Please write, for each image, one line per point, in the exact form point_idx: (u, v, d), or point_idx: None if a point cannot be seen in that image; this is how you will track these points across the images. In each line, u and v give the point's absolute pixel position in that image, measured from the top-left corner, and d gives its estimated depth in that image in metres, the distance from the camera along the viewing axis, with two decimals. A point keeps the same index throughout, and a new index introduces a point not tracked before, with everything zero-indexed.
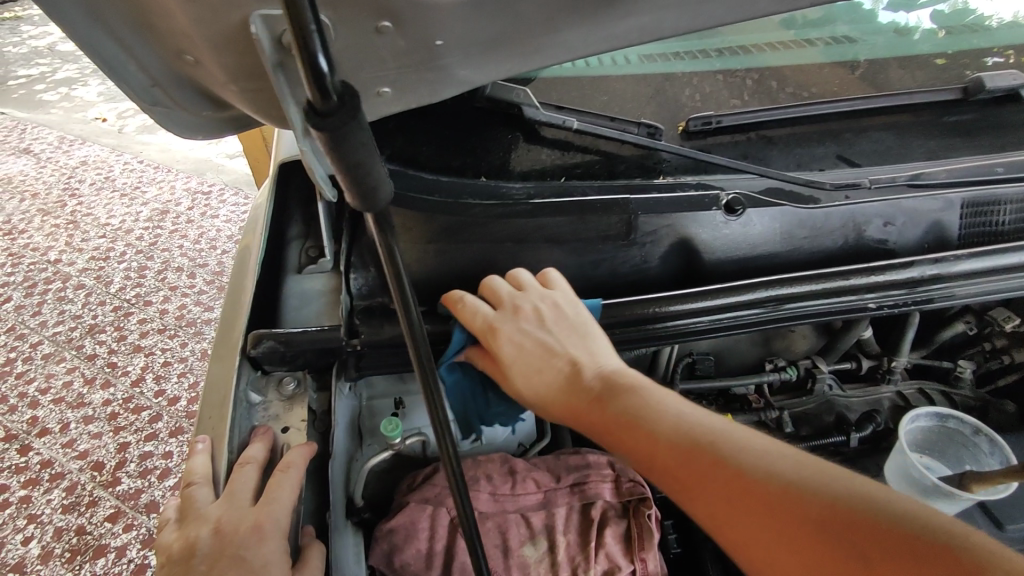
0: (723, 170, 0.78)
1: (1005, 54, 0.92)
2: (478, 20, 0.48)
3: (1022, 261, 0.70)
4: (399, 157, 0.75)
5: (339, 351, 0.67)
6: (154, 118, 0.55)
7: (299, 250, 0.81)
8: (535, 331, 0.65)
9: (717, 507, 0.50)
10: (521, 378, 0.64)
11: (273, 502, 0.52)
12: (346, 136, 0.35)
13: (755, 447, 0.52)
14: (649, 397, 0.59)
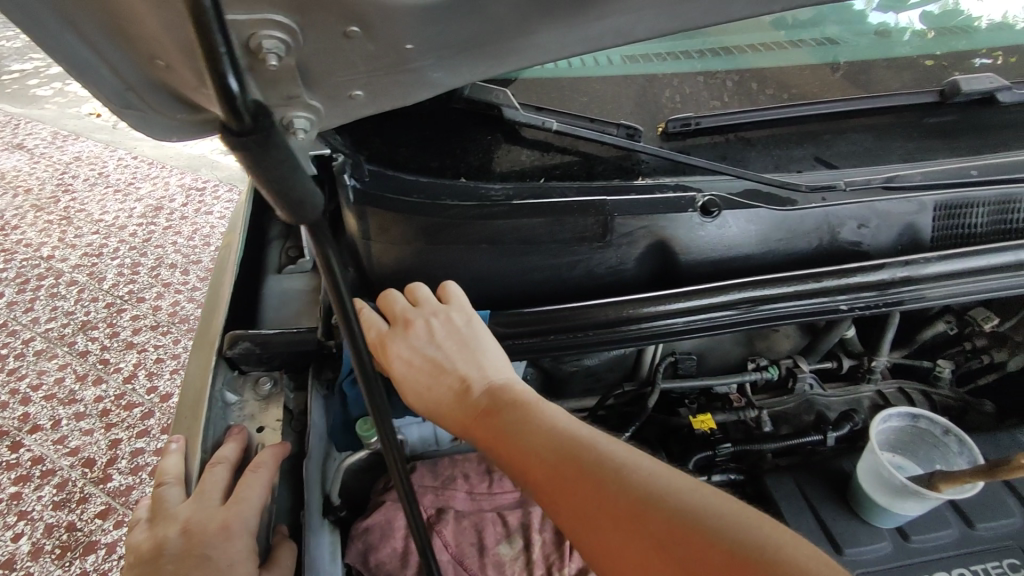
0: (702, 172, 0.77)
1: (991, 56, 0.93)
2: (450, 24, 0.47)
3: (991, 263, 0.71)
4: (377, 158, 0.76)
5: (315, 352, 0.67)
6: (124, 120, 0.54)
7: (280, 250, 0.84)
8: (425, 345, 0.66)
9: (580, 525, 0.50)
10: (411, 394, 0.65)
11: (243, 501, 0.53)
12: (263, 150, 0.39)
13: (614, 458, 0.51)
14: (532, 409, 0.59)
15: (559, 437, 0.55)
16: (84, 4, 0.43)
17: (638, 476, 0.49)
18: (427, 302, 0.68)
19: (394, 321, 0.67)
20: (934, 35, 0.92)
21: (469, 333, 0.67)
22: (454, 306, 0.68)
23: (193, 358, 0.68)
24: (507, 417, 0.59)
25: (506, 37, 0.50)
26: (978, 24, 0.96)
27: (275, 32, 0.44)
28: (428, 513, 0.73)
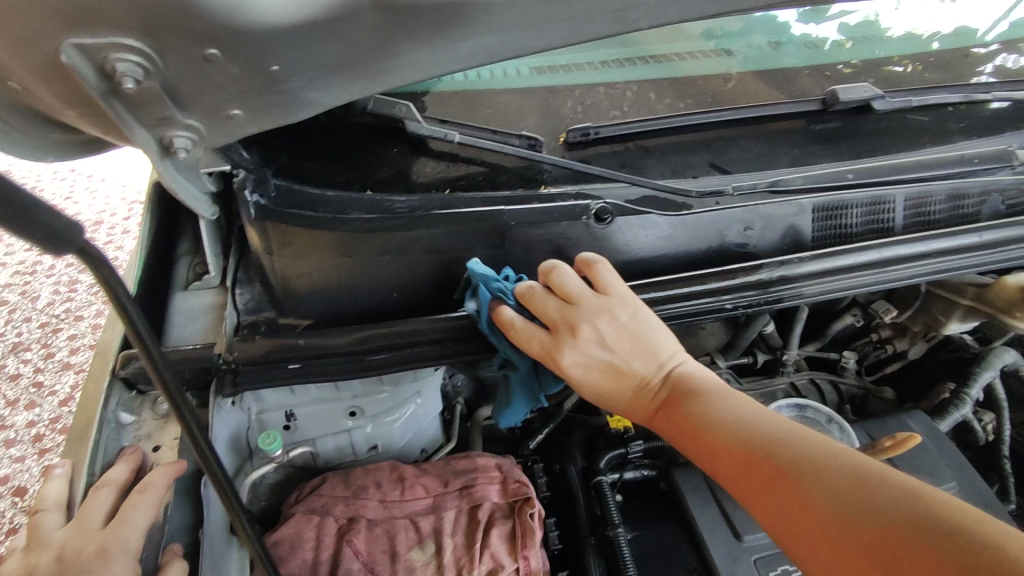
0: (600, 179, 0.79)
1: (904, 63, 0.98)
2: (313, 46, 0.49)
3: (858, 262, 0.78)
4: (286, 173, 0.76)
5: (213, 368, 0.70)
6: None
7: (187, 266, 0.82)
8: (597, 347, 0.69)
9: (779, 518, 0.56)
10: (591, 391, 0.71)
11: (125, 521, 0.54)
12: None
13: (810, 457, 0.57)
14: (716, 402, 0.66)
15: (758, 439, 0.61)
16: None
17: (846, 479, 0.54)
18: (584, 300, 0.69)
19: (556, 329, 0.68)
20: (852, 45, 0.99)
21: (634, 326, 0.70)
22: (613, 299, 0.69)
23: (89, 374, 0.67)
24: (695, 418, 0.66)
25: (375, 56, 0.52)
26: (889, 35, 1.01)
27: (128, 56, 0.45)
28: (339, 522, 0.74)
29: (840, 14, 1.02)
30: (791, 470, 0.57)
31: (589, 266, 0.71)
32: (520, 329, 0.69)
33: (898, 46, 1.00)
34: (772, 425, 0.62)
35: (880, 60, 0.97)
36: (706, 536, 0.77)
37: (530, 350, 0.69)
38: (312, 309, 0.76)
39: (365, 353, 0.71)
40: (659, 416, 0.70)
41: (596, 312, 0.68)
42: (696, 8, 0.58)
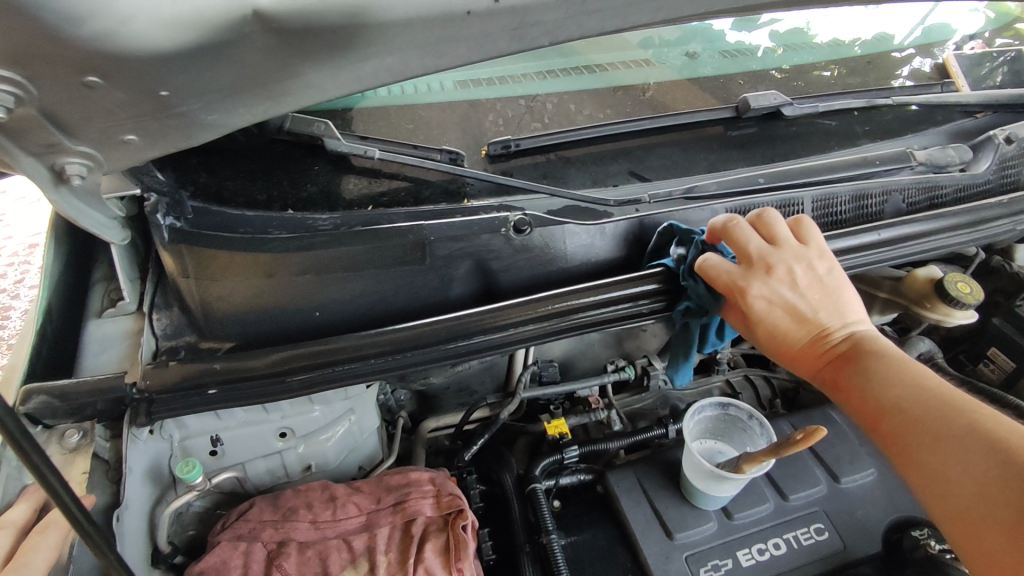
0: (523, 192, 0.81)
1: (831, 68, 1.03)
2: (203, 71, 0.48)
3: None
4: (203, 195, 0.75)
5: (125, 399, 0.66)
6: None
7: (102, 293, 0.79)
8: (791, 287, 0.68)
9: (928, 480, 0.57)
10: (765, 333, 0.69)
11: (24, 565, 0.52)
12: None
13: (985, 432, 0.55)
14: (894, 363, 0.64)
15: (921, 406, 0.60)
16: None
17: (1008, 453, 0.53)
18: (789, 245, 0.70)
19: (751, 261, 0.69)
20: (784, 51, 1.04)
21: (830, 279, 0.70)
22: (814, 248, 0.70)
23: None
24: (857, 379, 0.65)
25: (270, 79, 0.52)
26: (817, 42, 1.07)
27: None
28: (268, 547, 0.72)
29: (769, 22, 1.07)
30: (954, 441, 0.56)
31: (794, 223, 0.74)
32: (714, 261, 0.70)
33: (825, 51, 1.06)
34: (947, 394, 0.60)
35: (809, 65, 1.03)
36: (638, 536, 0.79)
37: (718, 282, 0.70)
38: (228, 333, 0.73)
39: (287, 374, 0.69)
40: (826, 371, 0.67)
41: (793, 256, 0.69)
42: (593, 24, 0.60)
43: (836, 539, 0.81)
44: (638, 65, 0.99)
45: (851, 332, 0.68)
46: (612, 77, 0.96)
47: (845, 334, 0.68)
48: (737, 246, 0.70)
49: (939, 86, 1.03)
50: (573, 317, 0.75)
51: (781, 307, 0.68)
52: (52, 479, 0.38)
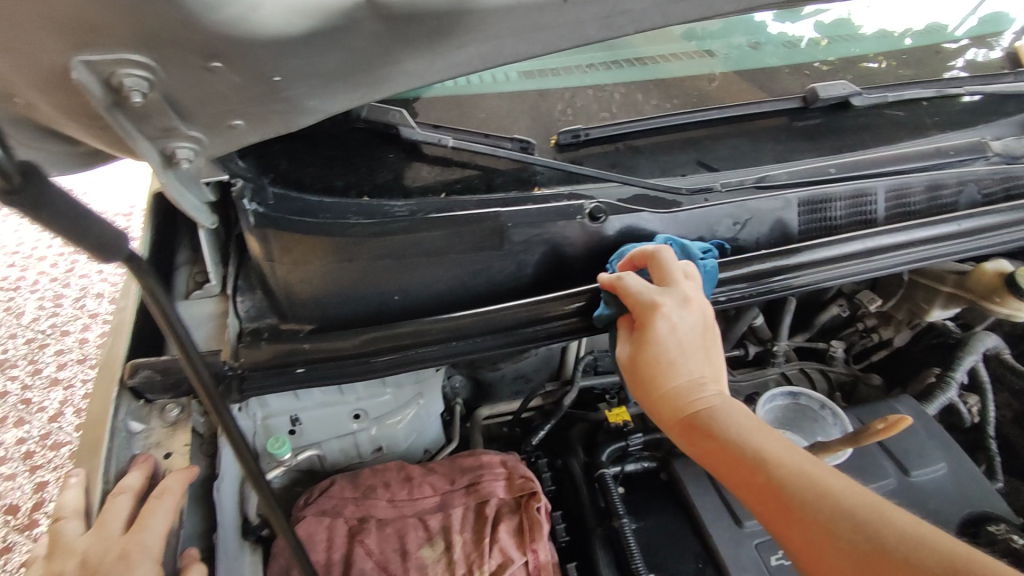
0: (594, 180, 0.82)
1: (878, 61, 1.01)
2: (314, 57, 0.50)
3: (859, 249, 0.82)
4: (283, 180, 0.77)
5: (220, 375, 0.69)
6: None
7: (186, 276, 0.82)
8: (695, 323, 0.71)
9: (807, 543, 0.56)
10: (650, 361, 0.71)
11: (146, 528, 0.55)
12: (42, 201, 0.42)
13: (852, 499, 0.55)
14: (758, 430, 0.65)
15: (786, 471, 0.59)
16: None
17: (871, 519, 0.54)
18: (698, 290, 0.72)
19: (665, 294, 0.70)
20: (827, 43, 1.03)
21: (713, 336, 0.73)
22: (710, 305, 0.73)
23: (93, 387, 0.67)
24: (726, 437, 0.64)
25: (374, 66, 0.53)
26: (862, 33, 1.05)
27: (135, 71, 0.46)
28: (350, 523, 0.75)
29: (814, 13, 1.05)
30: (820, 510, 0.56)
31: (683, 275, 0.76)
32: (634, 287, 0.71)
33: (874, 44, 1.04)
34: (813, 463, 0.60)
35: (856, 57, 1.01)
36: (708, 522, 0.79)
37: (636, 300, 0.71)
38: (313, 316, 0.77)
39: (371, 355, 0.72)
40: (697, 428, 0.66)
41: (706, 303, 0.72)
42: (682, 13, 0.60)
43: None
44: (695, 58, 0.98)
45: (718, 394, 0.69)
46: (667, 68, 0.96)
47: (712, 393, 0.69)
48: (658, 276, 0.72)
49: (1009, 76, 1.01)
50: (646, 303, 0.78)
51: (673, 342, 0.70)
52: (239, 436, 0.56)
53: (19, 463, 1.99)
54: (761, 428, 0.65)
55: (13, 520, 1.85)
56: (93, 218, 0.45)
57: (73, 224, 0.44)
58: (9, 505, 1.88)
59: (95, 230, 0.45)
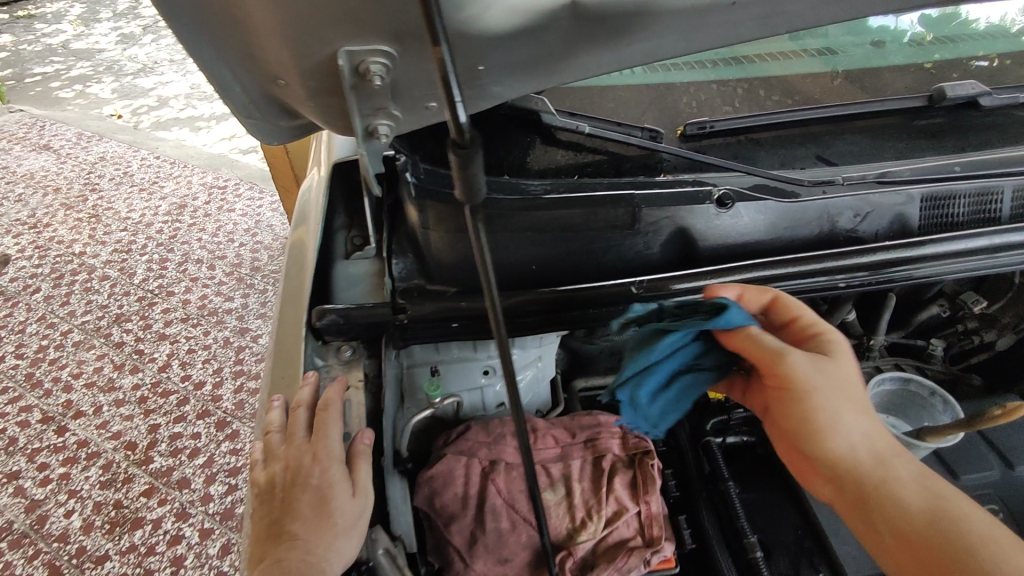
0: (717, 170, 0.88)
1: (990, 58, 1.02)
2: (513, 48, 0.59)
3: (989, 244, 0.83)
4: (431, 159, 0.86)
5: (388, 325, 0.78)
6: (250, 129, 0.67)
7: (345, 239, 0.93)
8: None
9: None
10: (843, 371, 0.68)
11: (324, 437, 0.70)
12: (471, 161, 0.47)
13: None
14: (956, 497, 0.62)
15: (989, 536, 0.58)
16: (237, 37, 0.54)
17: None
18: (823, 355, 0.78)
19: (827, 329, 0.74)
20: (934, 39, 1.02)
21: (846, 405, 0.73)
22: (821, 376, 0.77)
23: (283, 327, 0.82)
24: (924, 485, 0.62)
25: (557, 59, 0.62)
26: (975, 27, 1.04)
27: (379, 59, 0.55)
28: (482, 464, 0.84)
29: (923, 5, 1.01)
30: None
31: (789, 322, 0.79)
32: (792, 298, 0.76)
33: (983, 40, 1.04)
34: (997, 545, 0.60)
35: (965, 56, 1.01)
36: (808, 494, 0.85)
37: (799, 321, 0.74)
38: (457, 279, 0.85)
39: (516, 317, 0.82)
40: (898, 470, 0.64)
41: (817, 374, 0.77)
42: (830, 16, 0.65)
43: (1010, 520, 0.83)
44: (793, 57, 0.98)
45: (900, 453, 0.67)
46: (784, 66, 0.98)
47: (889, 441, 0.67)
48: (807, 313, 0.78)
49: None
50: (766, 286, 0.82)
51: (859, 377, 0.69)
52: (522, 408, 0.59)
53: (135, 406, 2.21)
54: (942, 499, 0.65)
55: (131, 456, 2.06)
56: (481, 190, 0.49)
57: (470, 179, 0.48)
58: (128, 442, 2.10)
59: (475, 189, 0.49)
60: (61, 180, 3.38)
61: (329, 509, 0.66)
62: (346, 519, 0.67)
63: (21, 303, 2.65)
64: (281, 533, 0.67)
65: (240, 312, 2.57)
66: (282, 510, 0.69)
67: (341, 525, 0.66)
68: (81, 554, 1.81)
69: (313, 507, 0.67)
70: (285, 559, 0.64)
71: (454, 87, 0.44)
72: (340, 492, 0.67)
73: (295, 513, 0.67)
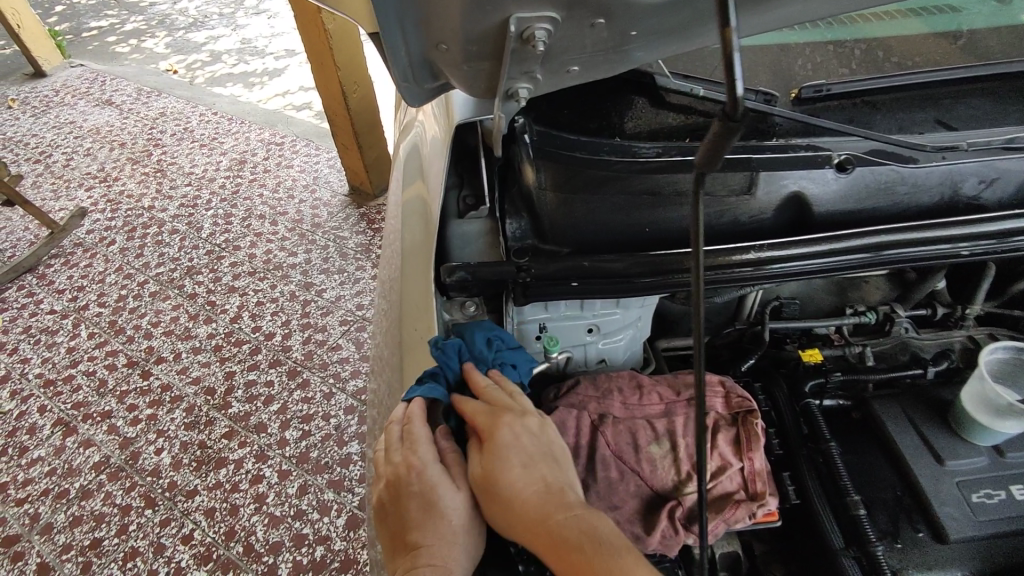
0: (831, 133, 0.86)
1: None
2: (666, 15, 0.60)
3: None
4: (544, 121, 0.93)
5: (512, 279, 0.81)
6: (401, 93, 0.70)
7: (457, 198, 0.94)
8: (538, 439, 0.71)
9: None
10: (506, 472, 0.67)
11: (417, 448, 0.71)
12: (734, 131, 0.48)
13: (569, 532, 0.62)
14: (573, 519, 0.63)
15: (561, 518, 0.63)
16: (417, 7, 0.56)
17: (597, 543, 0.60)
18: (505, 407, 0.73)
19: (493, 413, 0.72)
20: None
21: (532, 449, 0.70)
22: (524, 412, 0.73)
23: (417, 271, 0.89)
24: (560, 528, 0.62)
25: (700, 22, 0.63)
26: None
27: (544, 24, 0.57)
28: (592, 416, 0.89)
29: None
30: (584, 550, 0.60)
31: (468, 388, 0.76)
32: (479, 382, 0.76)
33: None
34: (593, 528, 0.62)
35: None
36: (907, 457, 0.87)
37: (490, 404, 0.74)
38: (571, 243, 0.85)
39: (634, 277, 0.81)
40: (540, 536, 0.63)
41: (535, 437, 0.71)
42: None
43: None
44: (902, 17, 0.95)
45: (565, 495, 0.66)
46: (897, 26, 0.95)
47: (539, 494, 0.66)
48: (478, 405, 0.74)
49: None
50: (885, 255, 0.81)
51: (524, 446, 0.69)
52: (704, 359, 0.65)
53: (212, 353, 2.23)
54: (547, 489, 0.67)
55: (212, 400, 2.07)
56: (722, 155, 0.51)
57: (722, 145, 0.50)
58: (207, 387, 2.12)
59: (718, 154, 0.51)
60: (127, 135, 3.48)
61: (440, 511, 0.68)
62: (457, 518, 0.68)
63: (99, 254, 2.72)
64: (404, 546, 0.68)
65: (304, 268, 2.56)
66: (398, 524, 0.70)
67: (456, 524, 0.68)
68: (173, 488, 1.83)
69: (424, 513, 0.68)
70: (413, 568, 0.65)
71: (735, 64, 0.46)
72: (446, 491, 0.69)
73: (409, 523, 0.68)
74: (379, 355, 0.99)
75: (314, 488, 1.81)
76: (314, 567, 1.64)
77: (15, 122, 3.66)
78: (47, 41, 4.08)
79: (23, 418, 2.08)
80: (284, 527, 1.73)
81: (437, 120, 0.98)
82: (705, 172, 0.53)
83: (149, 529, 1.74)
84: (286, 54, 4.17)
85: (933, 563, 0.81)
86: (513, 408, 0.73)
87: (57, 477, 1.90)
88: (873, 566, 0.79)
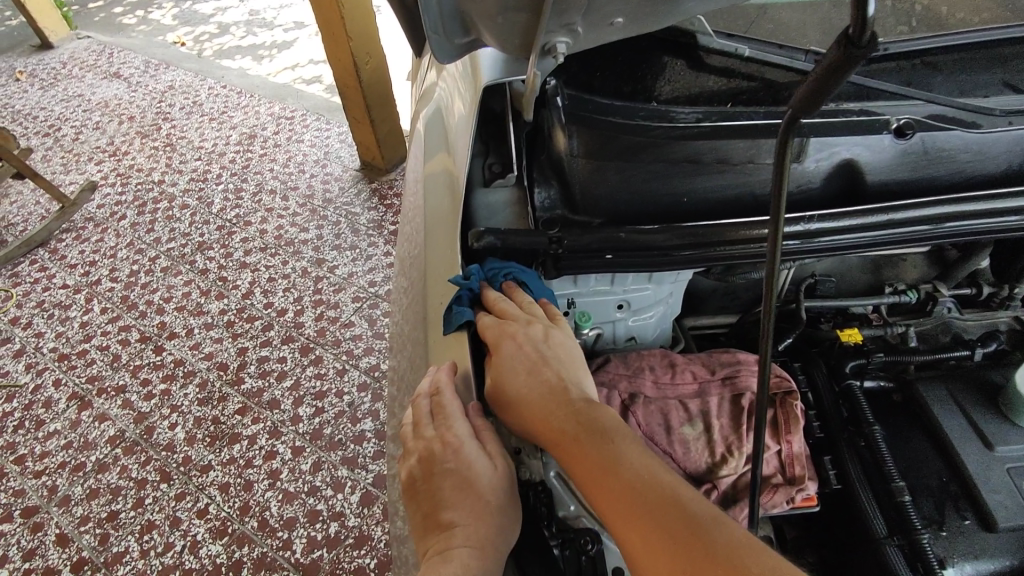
0: (887, 98, 0.82)
1: None
2: None
3: None
4: (574, 85, 0.88)
5: (542, 251, 0.77)
6: (429, 46, 0.66)
7: (482, 165, 0.90)
8: (545, 342, 0.71)
9: (585, 476, 0.59)
10: (510, 374, 0.69)
11: (451, 424, 0.69)
12: (850, 66, 0.44)
13: (566, 421, 0.63)
14: (572, 410, 0.64)
15: (561, 408, 0.64)
16: None
17: (592, 429, 0.61)
18: (512, 316, 0.74)
19: (502, 321, 0.74)
20: None
21: (542, 350, 0.70)
22: (534, 319, 0.73)
23: (440, 240, 0.85)
24: (559, 417, 0.63)
25: None
26: None
27: None
28: (622, 396, 0.84)
29: None
30: (580, 434, 0.61)
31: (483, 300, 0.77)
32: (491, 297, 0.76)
33: None
34: (592, 416, 0.62)
35: None
36: (955, 442, 0.83)
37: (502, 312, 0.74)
38: (603, 212, 0.81)
39: (673, 250, 0.77)
40: (544, 425, 0.64)
41: (542, 339, 0.71)
42: None
43: None
44: None
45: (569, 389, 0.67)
46: None
47: (542, 389, 0.67)
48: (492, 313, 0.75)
49: None
50: (941, 228, 0.76)
51: (528, 349, 0.70)
52: (774, 326, 0.63)
53: (224, 329, 2.21)
54: (551, 383, 0.67)
55: (225, 376, 2.06)
56: (827, 96, 0.46)
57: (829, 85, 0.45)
58: (220, 363, 2.10)
59: (822, 93, 0.46)
60: (135, 108, 3.43)
61: (477, 488, 0.65)
62: (495, 496, 0.65)
63: (110, 229, 2.69)
64: (435, 524, 0.65)
65: (315, 244, 2.52)
66: (430, 503, 0.66)
67: (494, 503, 0.64)
68: (187, 463, 1.83)
69: (460, 491, 0.65)
70: (450, 549, 0.61)
71: None
72: (484, 469, 0.66)
73: (443, 501, 0.65)
74: (400, 330, 0.96)
75: (328, 464, 1.79)
76: (329, 543, 1.63)
77: (23, 95, 3.61)
78: (52, 13, 4.02)
79: (37, 392, 2.07)
80: (298, 503, 1.72)
81: (463, 84, 0.93)
82: (804, 115, 0.49)
83: (164, 503, 1.74)
84: (294, 26, 4.09)
85: (981, 552, 0.77)
86: (520, 318, 0.73)
87: (72, 450, 1.89)
88: (916, 555, 0.75)
